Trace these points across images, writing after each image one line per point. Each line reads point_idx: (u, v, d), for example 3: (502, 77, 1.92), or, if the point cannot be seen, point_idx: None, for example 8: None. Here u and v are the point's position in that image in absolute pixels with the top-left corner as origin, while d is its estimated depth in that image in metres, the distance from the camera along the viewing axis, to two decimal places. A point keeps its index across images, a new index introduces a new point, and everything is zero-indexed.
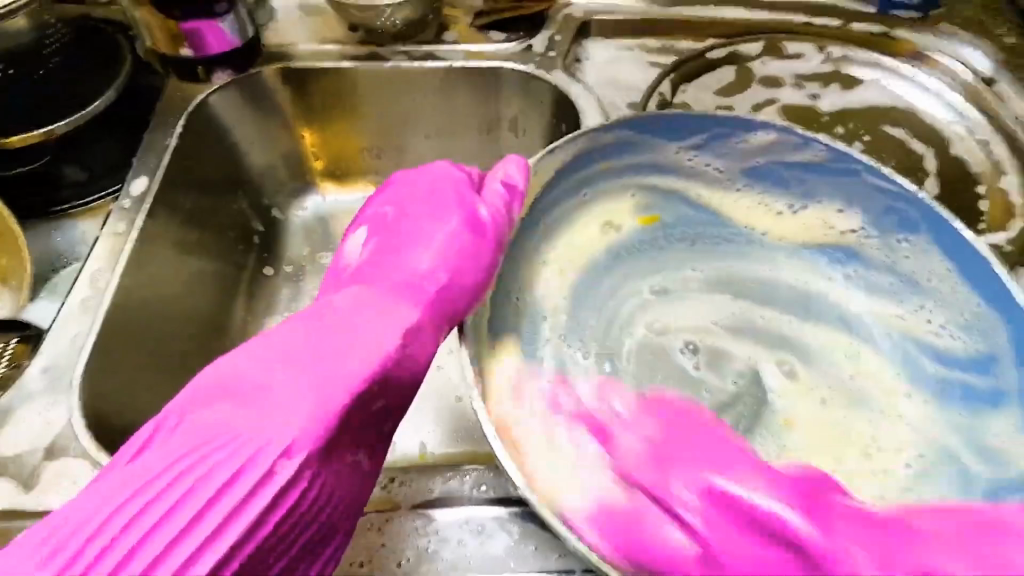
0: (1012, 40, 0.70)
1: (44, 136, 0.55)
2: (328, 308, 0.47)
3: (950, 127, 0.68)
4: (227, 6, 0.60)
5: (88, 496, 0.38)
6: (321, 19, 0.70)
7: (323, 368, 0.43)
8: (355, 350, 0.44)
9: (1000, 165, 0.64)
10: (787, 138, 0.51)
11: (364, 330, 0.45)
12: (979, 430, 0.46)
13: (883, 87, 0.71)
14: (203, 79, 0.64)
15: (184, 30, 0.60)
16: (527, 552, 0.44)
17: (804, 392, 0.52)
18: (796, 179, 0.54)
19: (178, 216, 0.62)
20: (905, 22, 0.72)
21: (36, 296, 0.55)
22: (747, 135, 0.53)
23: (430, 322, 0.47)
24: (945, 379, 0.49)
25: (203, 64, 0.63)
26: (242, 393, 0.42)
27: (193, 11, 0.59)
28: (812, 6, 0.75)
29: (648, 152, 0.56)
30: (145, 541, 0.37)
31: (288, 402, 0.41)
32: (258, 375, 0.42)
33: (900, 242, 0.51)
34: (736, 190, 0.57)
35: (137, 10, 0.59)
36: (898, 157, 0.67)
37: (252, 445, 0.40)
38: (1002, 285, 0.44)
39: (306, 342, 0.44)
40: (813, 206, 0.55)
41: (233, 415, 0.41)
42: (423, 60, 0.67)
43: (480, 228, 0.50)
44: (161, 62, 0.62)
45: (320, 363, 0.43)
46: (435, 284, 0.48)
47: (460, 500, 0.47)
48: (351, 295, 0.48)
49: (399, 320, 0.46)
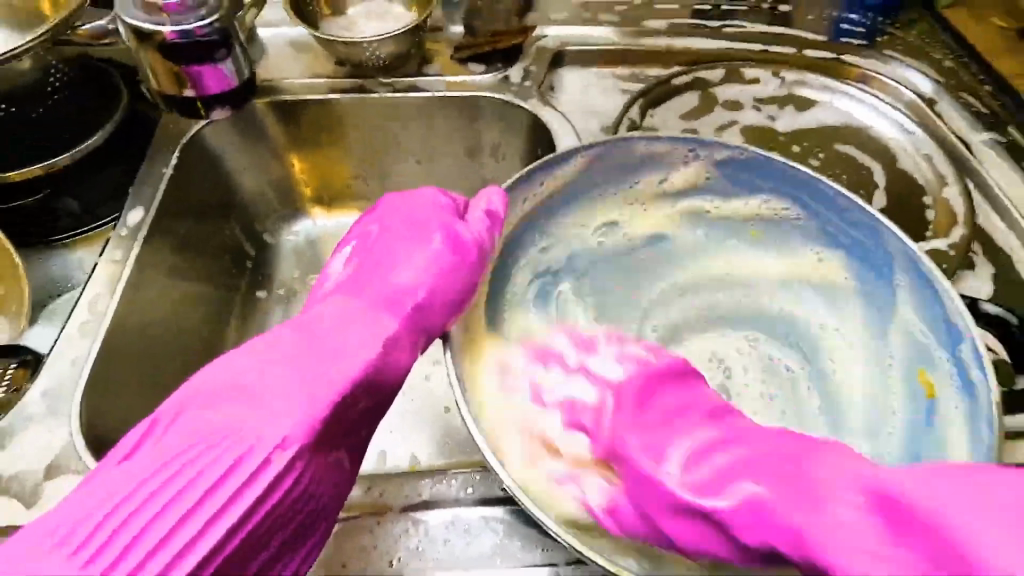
0: (950, 64, 0.74)
1: (44, 169, 0.60)
2: (312, 320, 0.44)
3: (895, 141, 0.70)
4: (225, 52, 0.63)
5: (75, 502, 0.34)
6: (310, 54, 0.73)
7: (300, 374, 0.40)
8: (335, 360, 0.41)
9: (944, 177, 0.66)
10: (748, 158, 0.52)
11: (341, 341, 0.42)
12: (920, 435, 0.43)
13: (836, 107, 0.74)
14: (201, 114, 0.66)
15: (184, 72, 0.62)
16: (514, 549, 0.40)
17: (770, 387, 0.50)
18: (750, 199, 0.54)
19: (173, 242, 0.63)
20: (854, 48, 0.76)
21: (34, 322, 0.57)
22: (710, 155, 0.52)
23: (409, 334, 0.45)
24: (888, 389, 0.47)
25: (202, 101, 0.65)
26: (234, 399, 0.39)
27: (192, 56, 0.61)
28: (771, 35, 0.78)
29: (617, 179, 0.55)
30: (126, 558, 0.33)
31: (273, 405, 0.38)
32: (249, 383, 0.39)
33: (851, 262, 0.51)
34: (697, 207, 0.56)
35: (141, 52, 0.61)
36: (849, 172, 0.69)
37: (241, 438, 0.37)
38: (943, 307, 0.43)
39: (279, 352, 0.41)
40: (770, 221, 0.54)
41: (216, 416, 0.38)
42: (406, 91, 0.70)
43: (463, 245, 0.48)
44: (165, 102, 0.65)
45: (295, 371, 0.40)
46: (416, 299, 0.46)
47: (446, 503, 0.42)
48: (335, 306, 0.45)
49: (376, 332, 0.43)
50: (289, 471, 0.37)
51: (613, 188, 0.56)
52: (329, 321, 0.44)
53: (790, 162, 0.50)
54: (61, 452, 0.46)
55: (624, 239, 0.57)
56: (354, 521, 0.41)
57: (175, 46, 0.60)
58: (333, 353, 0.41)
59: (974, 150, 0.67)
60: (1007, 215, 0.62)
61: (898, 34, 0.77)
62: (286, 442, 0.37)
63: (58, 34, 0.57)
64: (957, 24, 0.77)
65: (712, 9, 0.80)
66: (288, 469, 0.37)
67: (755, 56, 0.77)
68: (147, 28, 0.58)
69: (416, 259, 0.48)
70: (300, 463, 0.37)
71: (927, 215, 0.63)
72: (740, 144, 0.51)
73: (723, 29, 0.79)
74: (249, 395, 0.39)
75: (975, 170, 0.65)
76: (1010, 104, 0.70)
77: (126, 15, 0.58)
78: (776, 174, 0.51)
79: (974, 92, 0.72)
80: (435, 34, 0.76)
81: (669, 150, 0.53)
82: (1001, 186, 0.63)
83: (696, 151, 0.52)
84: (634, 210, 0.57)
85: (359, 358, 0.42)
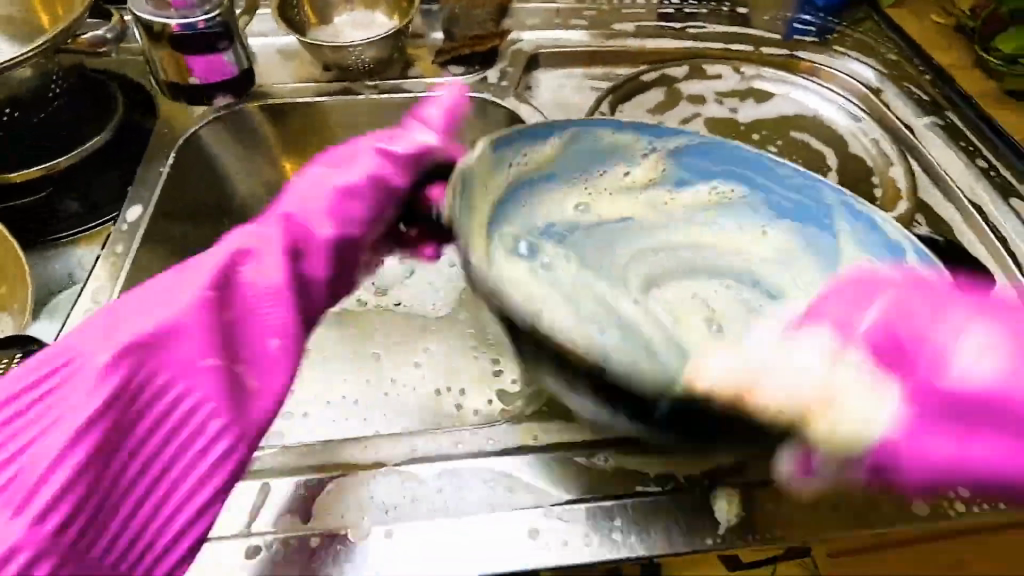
0: (893, 57, 0.81)
1: (47, 171, 0.64)
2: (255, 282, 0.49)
3: (845, 127, 0.76)
4: (228, 44, 0.68)
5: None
6: (298, 62, 0.77)
7: (217, 312, 0.46)
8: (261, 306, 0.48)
9: (890, 158, 0.71)
10: (704, 144, 0.57)
11: (263, 286, 0.48)
12: None
13: (792, 99, 0.80)
14: (205, 104, 0.71)
15: (191, 63, 0.68)
16: (501, 495, 0.44)
17: None
18: (704, 185, 0.59)
19: (170, 239, 0.66)
20: (805, 45, 0.83)
21: (37, 317, 0.59)
22: (668, 142, 0.57)
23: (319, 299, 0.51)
24: None
25: (206, 92, 0.70)
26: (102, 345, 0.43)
27: (198, 47, 0.67)
28: (730, 35, 0.84)
29: (585, 167, 0.60)
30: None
31: (193, 341, 0.44)
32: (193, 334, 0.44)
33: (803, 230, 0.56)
34: (657, 192, 0.61)
35: (153, 48, 0.67)
36: (804, 157, 0.74)
37: (56, 370, 0.42)
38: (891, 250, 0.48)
39: (183, 293, 0.46)
40: (726, 201, 0.59)
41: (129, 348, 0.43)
42: (390, 93, 0.74)
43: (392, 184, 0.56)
44: (172, 92, 0.70)
45: (196, 311, 0.45)
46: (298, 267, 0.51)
47: (437, 457, 0.46)
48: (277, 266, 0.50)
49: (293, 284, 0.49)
50: (200, 395, 0.43)
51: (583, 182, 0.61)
52: (254, 266, 0.50)
53: (740, 144, 0.56)
54: None
55: (598, 220, 0.61)
56: (353, 476, 0.45)
57: (181, 37, 0.65)
58: (257, 300, 0.48)
59: (916, 133, 0.73)
60: (946, 190, 0.67)
61: (845, 31, 0.84)
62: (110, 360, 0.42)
63: (59, 43, 0.60)
64: (896, 22, 0.84)
65: (676, 12, 0.86)
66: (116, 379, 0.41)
67: (716, 53, 0.83)
68: (157, 23, 0.64)
69: (354, 202, 0.55)
70: (217, 383, 0.43)
71: (876, 192, 0.69)
72: (699, 131, 0.57)
73: (685, 31, 0.85)
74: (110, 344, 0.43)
75: (917, 151, 0.71)
76: (948, 92, 0.76)
77: (138, 12, 0.64)
78: (728, 152, 0.56)
79: (916, 82, 0.78)
80: (417, 41, 0.81)
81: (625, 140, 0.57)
82: (940, 164, 0.69)
83: (653, 143, 0.57)
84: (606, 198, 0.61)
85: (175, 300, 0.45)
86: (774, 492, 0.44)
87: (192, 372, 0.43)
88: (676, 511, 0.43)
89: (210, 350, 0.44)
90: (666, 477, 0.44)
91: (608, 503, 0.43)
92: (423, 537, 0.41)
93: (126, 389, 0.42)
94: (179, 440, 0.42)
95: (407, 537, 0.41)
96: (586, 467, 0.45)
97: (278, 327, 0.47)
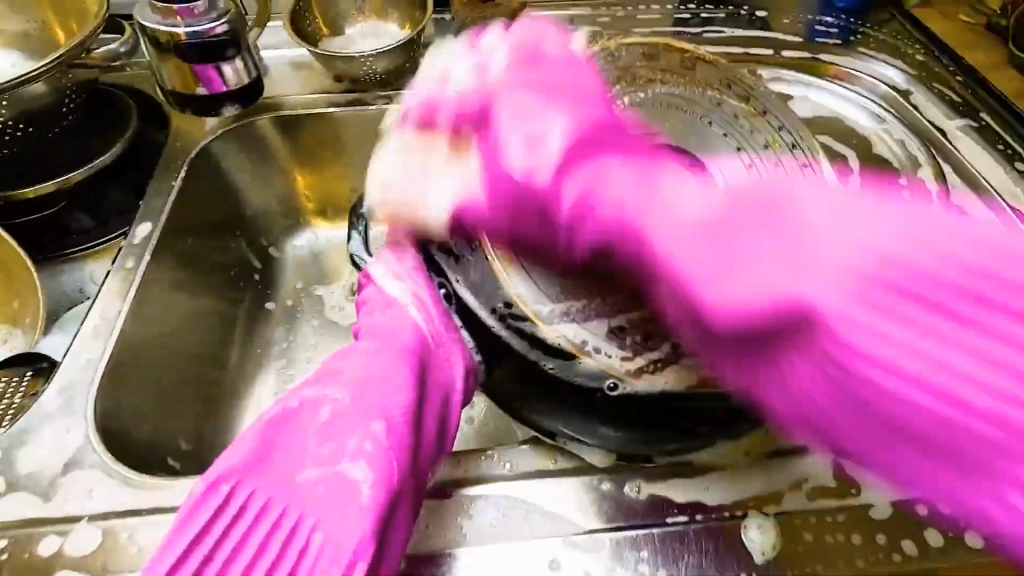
0: (921, 58, 0.77)
1: (60, 184, 0.63)
2: (318, 410, 0.44)
3: (869, 129, 0.72)
4: (235, 53, 0.65)
5: None
6: (309, 73, 0.76)
7: (304, 430, 0.43)
8: (372, 394, 0.44)
9: (918, 161, 0.68)
10: (845, 107, 0.74)
11: (339, 406, 0.44)
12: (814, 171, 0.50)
13: (811, 98, 0.75)
14: (213, 115, 0.68)
15: (197, 74, 0.64)
16: (523, 521, 0.42)
17: None
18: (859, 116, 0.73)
19: (179, 256, 0.64)
20: (831, 47, 0.79)
21: (49, 331, 0.58)
22: (853, 99, 0.74)
23: (380, 409, 0.43)
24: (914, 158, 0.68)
25: (212, 103, 0.67)
26: (222, 506, 0.40)
27: (206, 56, 0.64)
28: (765, 41, 0.80)
29: (842, 109, 0.74)
30: None
31: (294, 451, 0.42)
32: (297, 488, 0.41)
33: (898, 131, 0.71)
34: (858, 108, 0.74)
35: (162, 62, 0.64)
36: (832, 128, 0.72)
37: (181, 527, 0.39)
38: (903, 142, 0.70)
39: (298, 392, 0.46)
40: (881, 125, 0.72)
41: (232, 475, 0.41)
42: (404, 103, 0.72)
43: (439, 340, 0.49)
44: (177, 103, 0.66)
45: (320, 406, 0.44)
46: (356, 389, 0.45)
47: (453, 485, 0.44)
48: (344, 390, 0.45)
49: (382, 374, 0.45)
50: (303, 498, 0.40)
51: (580, 315, 0.43)
52: (350, 357, 0.48)
53: (855, 111, 0.73)
54: (78, 449, 0.47)
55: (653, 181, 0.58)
56: None
57: (188, 46, 0.62)
58: (362, 386, 0.45)
59: (948, 136, 0.70)
60: (982, 193, 0.64)
61: (873, 34, 0.80)
62: (235, 473, 0.41)
63: (73, 57, 0.59)
64: (922, 22, 0.81)
65: (692, 18, 0.82)
66: (244, 509, 0.40)
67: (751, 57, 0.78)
68: (163, 32, 0.62)
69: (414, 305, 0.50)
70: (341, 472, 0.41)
71: None
72: (836, 111, 0.74)
73: (703, 35, 0.80)
74: (233, 503, 0.40)
75: (950, 155, 0.68)
76: (983, 95, 0.73)
77: (145, 21, 0.62)
78: (852, 99, 0.74)
79: (947, 83, 0.75)
80: (430, 49, 0.78)
81: (575, 444, 0.45)
82: (975, 165, 0.66)
83: (844, 106, 0.74)
84: (639, 315, 0.42)
85: (285, 407, 0.45)
86: (814, 521, 0.41)
87: (303, 490, 0.40)
88: (708, 543, 0.40)
89: (310, 464, 0.42)
90: (695, 507, 0.42)
91: (634, 533, 0.41)
92: (440, 568, 0.40)
93: (302, 490, 0.40)
94: (333, 516, 0.39)
95: (427, 568, 0.40)
96: (608, 496, 0.42)
97: (383, 403, 0.44)
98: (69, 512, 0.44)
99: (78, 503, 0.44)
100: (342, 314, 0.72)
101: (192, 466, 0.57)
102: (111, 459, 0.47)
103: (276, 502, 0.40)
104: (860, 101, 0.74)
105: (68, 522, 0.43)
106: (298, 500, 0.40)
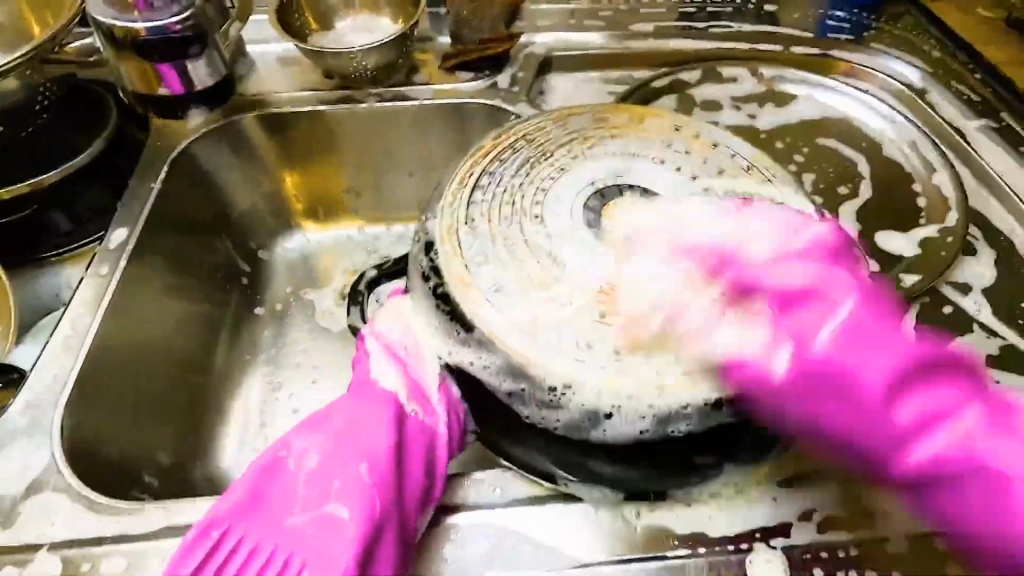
0: (937, 54, 0.74)
1: (33, 185, 0.60)
2: (304, 454, 0.41)
3: (881, 131, 0.69)
4: (200, 49, 0.62)
5: None
6: (299, 69, 0.73)
7: (291, 475, 0.41)
8: (358, 438, 0.42)
9: (933, 165, 0.65)
10: (857, 106, 0.71)
11: (325, 450, 0.41)
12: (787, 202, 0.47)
13: (817, 99, 0.72)
14: (180, 116, 0.67)
15: (159, 72, 0.62)
16: (511, 551, 0.40)
17: None
18: (870, 116, 0.70)
19: (160, 262, 0.61)
20: (843, 43, 0.75)
21: (20, 340, 0.56)
22: (866, 97, 0.71)
23: (365, 453, 0.41)
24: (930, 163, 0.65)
25: (179, 104, 0.66)
26: (213, 554, 0.38)
27: (168, 54, 0.61)
28: (772, 36, 0.76)
29: (852, 109, 0.71)
30: None
31: (283, 495, 0.40)
32: (284, 535, 0.39)
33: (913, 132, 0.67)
34: (870, 108, 0.70)
35: (120, 60, 0.61)
36: (842, 131, 0.70)
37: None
38: (918, 143, 0.67)
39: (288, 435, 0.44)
40: (893, 125, 0.69)
41: (222, 520, 0.39)
42: (395, 101, 0.69)
43: (423, 391, 0.44)
44: (139, 102, 0.65)
45: (308, 449, 0.42)
46: (342, 434, 0.42)
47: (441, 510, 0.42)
48: (331, 433, 0.42)
49: (366, 419, 0.43)
50: (290, 544, 0.38)
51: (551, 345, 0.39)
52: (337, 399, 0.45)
53: (867, 110, 0.70)
54: (43, 472, 0.45)
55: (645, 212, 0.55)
56: None
57: (146, 42, 0.59)
58: (347, 429, 0.42)
59: (965, 137, 0.66)
60: (1004, 199, 0.61)
61: (888, 28, 0.77)
62: (224, 519, 0.39)
63: (44, 52, 0.56)
64: (938, 15, 0.77)
65: (697, 12, 0.78)
66: (233, 555, 0.38)
67: (758, 53, 0.75)
68: (121, 28, 0.58)
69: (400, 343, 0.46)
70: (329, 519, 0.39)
71: (919, 204, 0.63)
72: (846, 111, 0.71)
73: (709, 30, 0.77)
74: (223, 551, 0.38)
75: (969, 157, 0.64)
76: (1002, 92, 0.69)
77: (99, 17, 0.58)
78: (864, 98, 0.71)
79: (965, 81, 0.71)
80: (425, 44, 0.75)
81: (575, 485, 0.41)
82: (996, 169, 0.63)
83: (856, 106, 0.71)
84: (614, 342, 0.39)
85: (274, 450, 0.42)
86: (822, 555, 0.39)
87: (291, 535, 0.38)
88: None
89: (296, 509, 0.39)
90: (696, 538, 0.40)
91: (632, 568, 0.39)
92: None
93: (289, 539, 0.38)
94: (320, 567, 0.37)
95: None
96: (606, 526, 0.40)
97: (368, 446, 0.41)
98: (33, 537, 0.41)
99: (41, 530, 0.42)
100: (333, 321, 0.70)
101: (172, 483, 0.55)
102: (78, 482, 0.44)
103: (264, 549, 0.38)
104: (870, 99, 0.71)
105: (30, 551, 0.41)
106: (285, 547, 0.38)
